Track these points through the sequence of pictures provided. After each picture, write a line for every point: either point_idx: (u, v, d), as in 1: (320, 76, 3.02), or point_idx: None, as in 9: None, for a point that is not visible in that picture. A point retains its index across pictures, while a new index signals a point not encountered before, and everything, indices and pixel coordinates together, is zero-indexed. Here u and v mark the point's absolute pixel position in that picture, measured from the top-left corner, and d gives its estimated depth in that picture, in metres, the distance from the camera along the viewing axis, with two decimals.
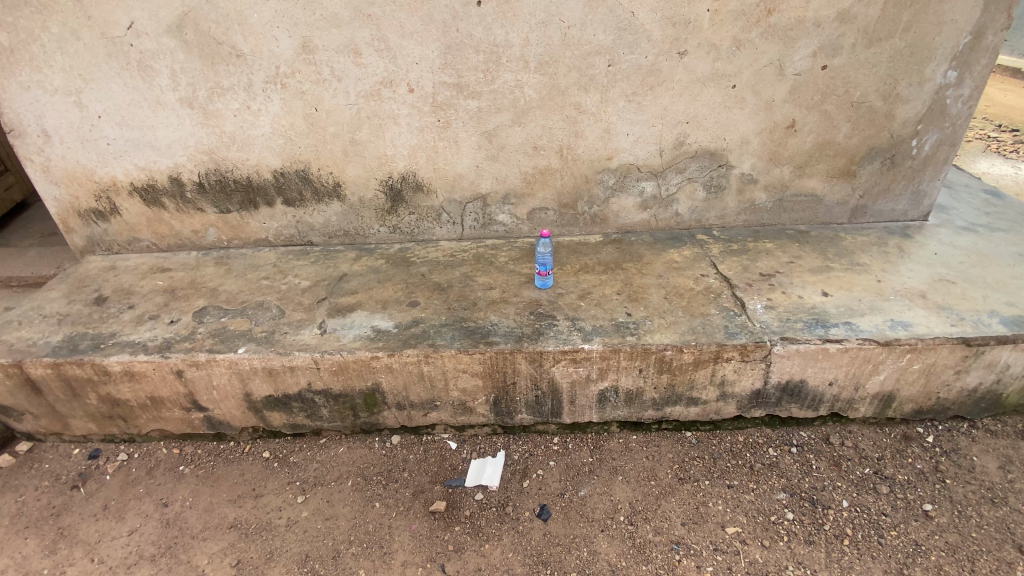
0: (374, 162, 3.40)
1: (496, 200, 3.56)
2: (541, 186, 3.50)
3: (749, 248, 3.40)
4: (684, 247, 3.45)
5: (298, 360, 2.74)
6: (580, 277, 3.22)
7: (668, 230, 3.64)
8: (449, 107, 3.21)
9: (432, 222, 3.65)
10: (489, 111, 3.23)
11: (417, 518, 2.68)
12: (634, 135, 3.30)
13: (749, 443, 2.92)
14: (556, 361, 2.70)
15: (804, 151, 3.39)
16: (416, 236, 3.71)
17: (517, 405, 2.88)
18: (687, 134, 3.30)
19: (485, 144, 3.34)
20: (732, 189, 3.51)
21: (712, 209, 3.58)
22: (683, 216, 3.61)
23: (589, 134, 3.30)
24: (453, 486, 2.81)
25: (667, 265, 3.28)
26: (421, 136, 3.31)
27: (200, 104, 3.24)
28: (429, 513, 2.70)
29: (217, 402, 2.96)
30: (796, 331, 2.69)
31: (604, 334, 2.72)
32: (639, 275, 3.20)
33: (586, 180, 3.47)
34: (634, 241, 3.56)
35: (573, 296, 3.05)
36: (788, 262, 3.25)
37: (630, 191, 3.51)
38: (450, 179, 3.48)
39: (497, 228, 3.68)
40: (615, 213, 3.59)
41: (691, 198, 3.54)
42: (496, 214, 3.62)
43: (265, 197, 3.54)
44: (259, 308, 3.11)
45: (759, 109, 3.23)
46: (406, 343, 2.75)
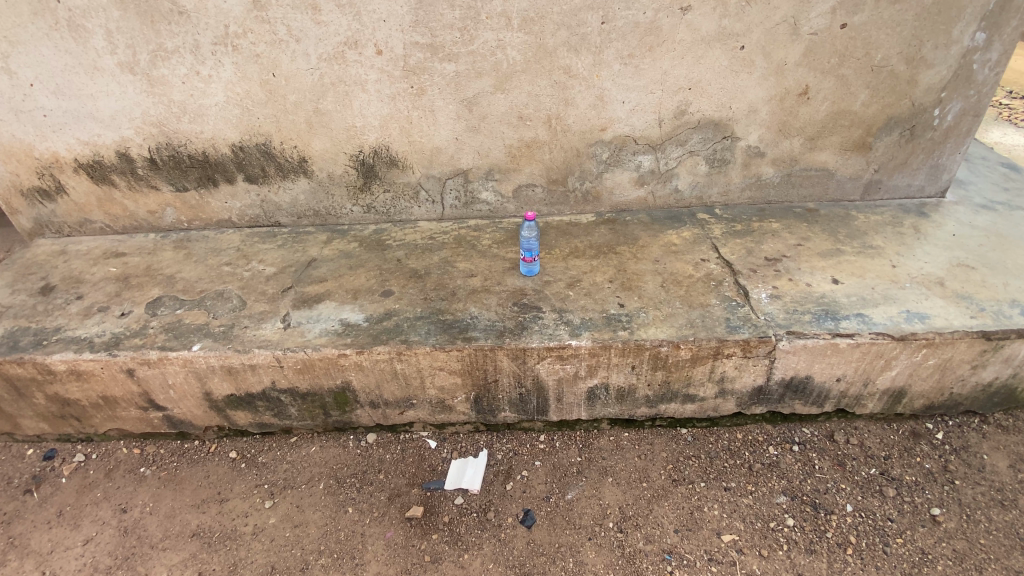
0: (343, 134, 3.07)
1: (479, 176, 3.25)
2: (527, 161, 3.19)
3: (754, 230, 3.13)
4: (683, 228, 3.17)
5: (259, 358, 2.51)
6: (569, 262, 2.96)
7: (665, 209, 3.36)
8: (423, 71, 2.86)
9: (410, 200, 3.35)
10: (468, 76, 2.89)
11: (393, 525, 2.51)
12: (630, 103, 2.97)
13: (748, 442, 2.74)
14: (541, 358, 2.46)
15: (817, 121, 3.08)
16: (393, 216, 3.42)
17: (499, 403, 2.66)
18: (689, 103, 2.98)
19: (465, 114, 3.01)
20: (737, 164, 3.21)
21: (714, 185, 3.29)
22: (683, 193, 3.32)
23: (581, 102, 2.97)
24: (431, 490, 2.62)
25: (663, 249, 3.02)
26: (393, 104, 2.97)
27: (143, 69, 2.88)
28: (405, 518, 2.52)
29: (176, 401, 2.75)
30: (804, 324, 2.46)
31: (594, 328, 2.48)
32: (634, 261, 2.94)
33: (577, 154, 3.16)
34: (629, 222, 3.28)
35: (561, 284, 2.80)
36: (795, 245, 2.99)
37: (625, 166, 3.20)
38: (427, 153, 3.16)
39: (480, 207, 3.38)
40: (609, 189, 3.29)
41: (692, 173, 3.24)
42: (479, 191, 3.32)
43: (224, 173, 3.22)
44: (219, 298, 2.85)
45: (769, 74, 2.90)
46: (376, 338, 2.50)
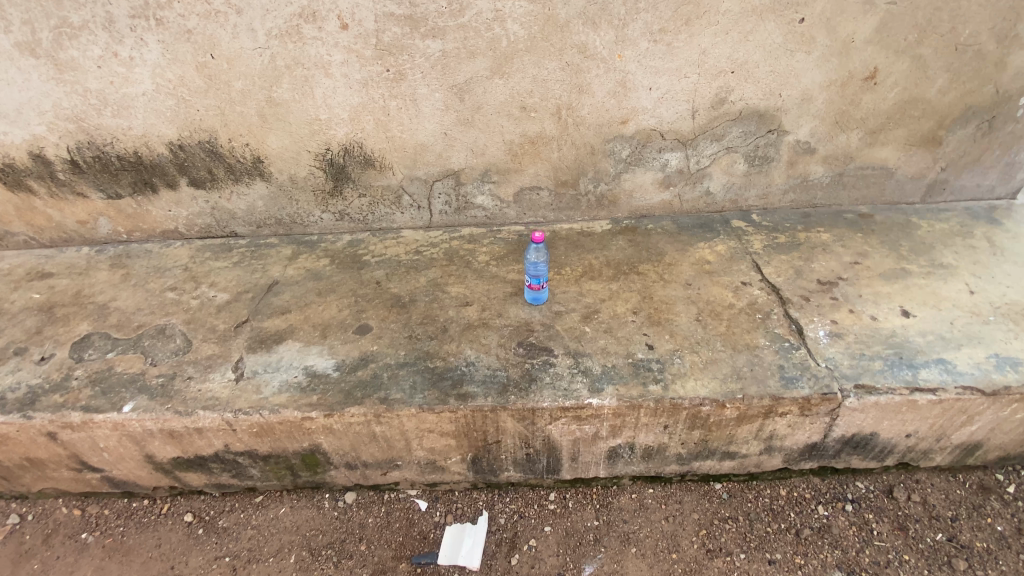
0: (304, 129, 2.50)
1: (472, 177, 2.71)
2: (532, 160, 2.65)
3: (800, 243, 2.65)
4: (716, 240, 2.68)
5: (205, 421, 2.03)
6: (583, 286, 2.47)
7: (693, 215, 2.85)
8: (401, 51, 2.28)
9: (391, 206, 2.81)
10: (458, 57, 2.31)
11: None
12: (658, 91, 2.41)
13: (793, 500, 2.35)
14: (554, 419, 2.01)
15: (882, 112, 2.55)
16: (371, 225, 2.88)
17: (502, 463, 2.22)
18: (730, 89, 2.42)
19: (454, 104, 2.45)
20: (781, 162, 2.69)
21: (752, 186, 2.77)
22: (714, 196, 2.80)
23: (597, 90, 2.41)
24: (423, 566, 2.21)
25: (695, 268, 2.52)
26: (364, 92, 2.40)
27: (46, 51, 2.27)
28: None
29: (113, 462, 2.29)
30: (874, 376, 2.02)
31: (618, 381, 2.02)
32: (661, 284, 2.45)
33: (591, 151, 2.62)
34: (651, 231, 2.77)
35: (575, 317, 2.31)
36: (851, 263, 2.51)
37: (648, 165, 2.67)
38: (410, 151, 2.60)
39: (475, 213, 2.85)
40: (628, 192, 2.77)
41: (727, 173, 2.71)
42: (474, 195, 2.78)
43: (163, 177, 2.65)
44: (159, 337, 2.35)
45: (831, 55, 2.35)
46: (349, 396, 2.03)
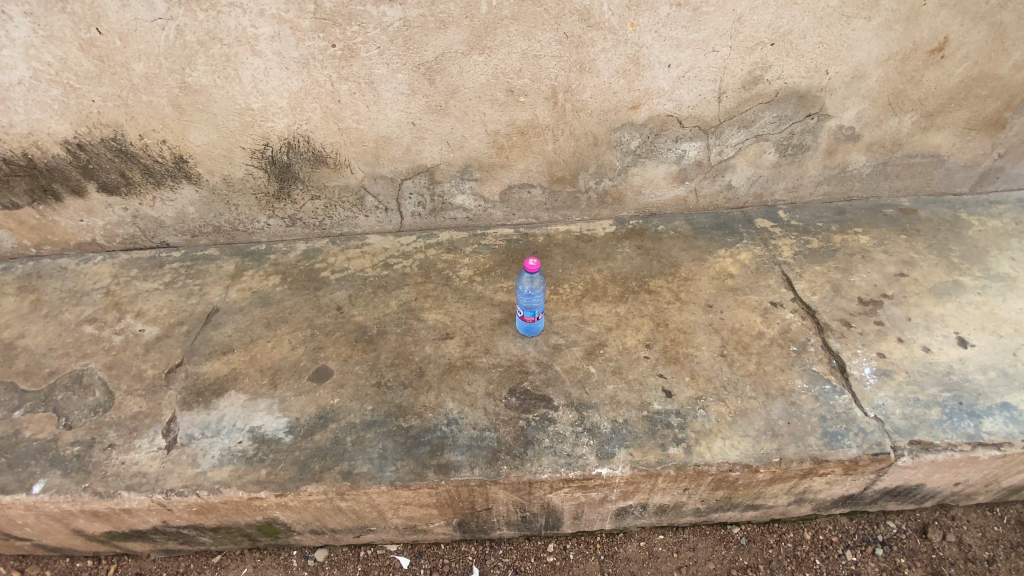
0: (233, 121, 1.99)
1: (449, 174, 2.24)
2: (522, 154, 2.18)
3: (835, 249, 2.27)
4: (738, 246, 2.28)
5: (132, 504, 1.66)
6: (585, 310, 2.07)
7: (710, 212, 2.44)
8: (349, 20, 1.75)
9: (353, 209, 2.34)
10: (424, 27, 1.79)
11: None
12: (679, 68, 1.94)
13: (819, 545, 2.10)
14: (555, 489, 1.68)
15: (943, 91, 2.13)
16: (330, 230, 2.42)
17: (494, 524, 1.91)
18: (767, 65, 1.97)
19: (423, 88, 1.94)
20: (818, 151, 2.28)
21: (781, 178, 2.35)
22: (736, 190, 2.38)
23: (603, 67, 1.92)
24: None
25: (715, 284, 2.15)
26: (305, 74, 1.87)
27: None
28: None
29: (37, 535, 1.92)
30: (931, 429, 1.71)
31: (631, 444, 1.69)
32: (677, 306, 2.07)
33: (593, 142, 2.15)
34: (662, 234, 2.36)
35: (577, 353, 1.93)
36: (896, 276, 2.15)
37: (662, 157, 2.21)
38: (370, 145, 2.11)
39: (454, 214, 2.39)
40: (637, 188, 2.32)
41: (754, 164, 2.28)
42: (452, 194, 2.31)
43: (66, 182, 2.14)
44: (75, 388, 1.93)
45: (897, 21, 1.90)
46: (306, 470, 1.67)
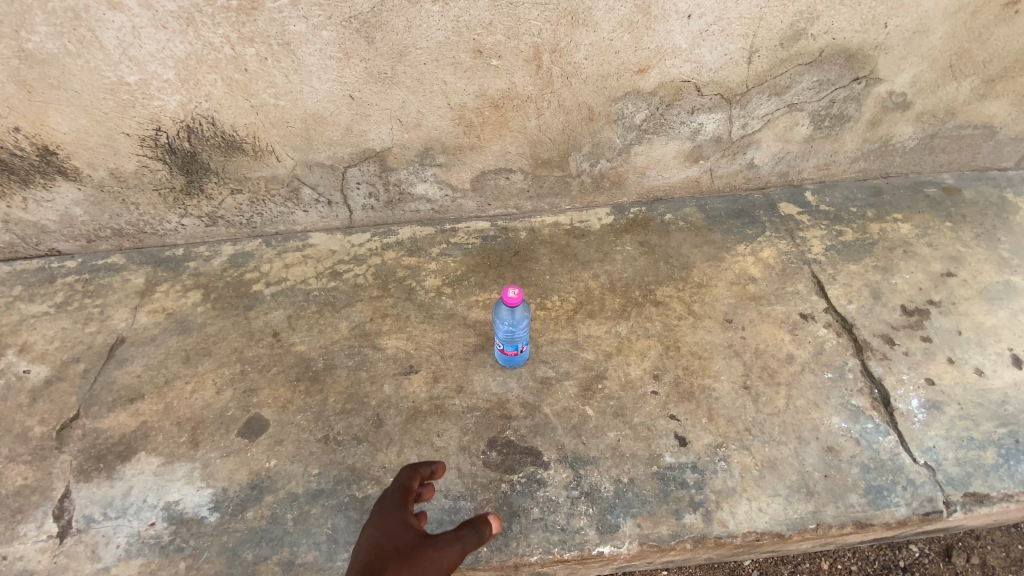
0: (105, 101, 1.52)
1: (405, 159, 1.76)
2: (496, 132, 1.70)
3: (872, 242, 1.89)
4: (759, 241, 1.90)
5: None
6: (580, 330, 1.70)
7: (726, 195, 2.03)
8: None
9: (288, 203, 1.88)
10: None
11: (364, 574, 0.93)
12: (701, 19, 1.48)
13: None
14: (546, 568, 1.38)
15: (1015, 50, 1.71)
16: (262, 228, 1.96)
17: None
18: (814, 15, 1.52)
19: (359, 50, 1.45)
20: (861, 122, 1.84)
21: (813, 154, 1.94)
22: (758, 169, 1.96)
23: (603, 18, 1.45)
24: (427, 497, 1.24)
25: (734, 291, 1.79)
26: (192, 34, 1.40)
27: None
28: (391, 548, 1.01)
29: None
30: (988, 477, 1.40)
31: (638, 511, 1.39)
32: (690, 323, 1.71)
33: (587, 116, 1.69)
34: (669, 225, 1.95)
35: (571, 390, 1.58)
36: (943, 275, 1.79)
37: (673, 132, 1.77)
38: (297, 126, 1.64)
39: (416, 205, 1.94)
40: (641, 169, 1.89)
41: (783, 139, 1.86)
42: (411, 183, 1.84)
43: None
44: None
45: None
46: (236, 561, 1.35)
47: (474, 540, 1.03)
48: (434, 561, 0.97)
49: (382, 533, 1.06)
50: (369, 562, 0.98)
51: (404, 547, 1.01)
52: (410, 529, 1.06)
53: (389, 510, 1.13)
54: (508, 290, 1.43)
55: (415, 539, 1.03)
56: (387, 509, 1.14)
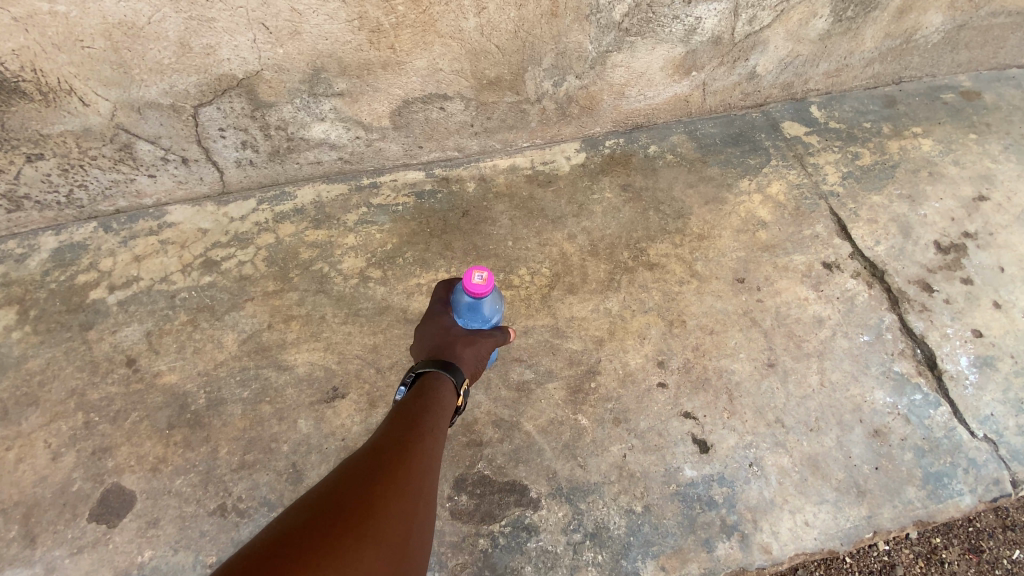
0: None
1: (289, 89, 1.20)
2: (417, 40, 1.15)
3: (893, 165, 1.57)
4: (764, 174, 1.53)
5: None
6: (558, 313, 1.30)
7: (718, 116, 1.61)
8: None
9: (122, 167, 1.28)
10: None
11: (435, 353, 1.00)
12: None
13: None
14: None
15: None
16: (93, 207, 1.36)
17: None
18: None
19: None
20: (887, 11, 1.46)
21: (825, 57, 1.54)
22: (760, 79, 1.55)
23: None
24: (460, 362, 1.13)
25: (742, 240, 1.42)
26: None
27: None
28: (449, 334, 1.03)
29: None
30: None
31: (660, 549, 1.06)
32: (694, 288, 1.35)
33: (548, 10, 1.17)
34: (655, 160, 1.54)
35: (556, 397, 1.20)
36: (975, 200, 1.52)
37: (664, 33, 1.31)
38: (99, 45, 1.03)
39: (316, 156, 1.39)
40: (619, 88, 1.43)
41: (795, 38, 1.44)
42: (303, 124, 1.29)
43: None
44: None
45: None
46: None
47: (504, 338, 1.08)
48: (487, 342, 1.05)
49: (435, 327, 1.05)
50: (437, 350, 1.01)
51: (461, 334, 1.04)
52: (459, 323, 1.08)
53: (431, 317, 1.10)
54: (473, 274, 0.99)
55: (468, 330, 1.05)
56: (432, 313, 1.09)
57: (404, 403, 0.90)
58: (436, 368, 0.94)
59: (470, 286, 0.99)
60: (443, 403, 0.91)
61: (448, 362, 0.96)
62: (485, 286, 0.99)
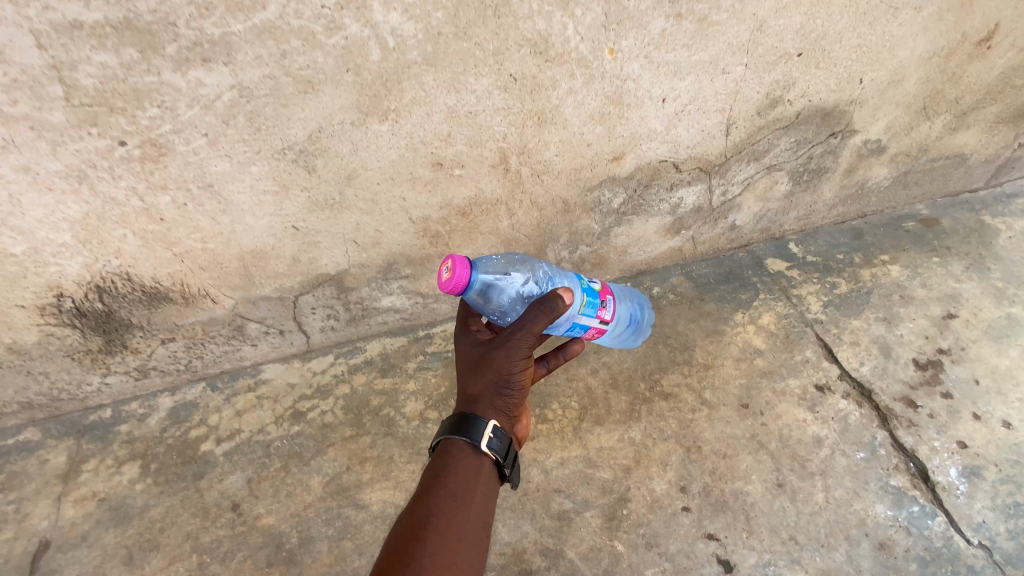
0: None
1: (366, 277, 1.55)
2: (464, 238, 1.50)
3: (867, 291, 1.83)
4: (755, 307, 1.80)
5: None
6: (590, 444, 1.52)
7: (710, 258, 1.92)
8: (139, 99, 0.99)
9: (232, 341, 1.62)
10: (278, 97, 1.04)
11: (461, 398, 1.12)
12: (677, 101, 1.31)
13: None
14: None
15: (982, 86, 1.71)
16: (205, 371, 1.69)
17: None
18: (791, 83, 1.39)
19: (299, 181, 1.21)
20: (837, 173, 1.79)
21: (793, 208, 1.87)
22: (740, 229, 1.87)
23: (572, 114, 1.26)
24: (568, 347, 1.29)
25: (743, 369, 1.66)
26: (88, 192, 1.12)
27: None
28: (470, 367, 1.13)
29: None
30: None
31: None
32: (706, 415, 1.56)
33: (562, 208, 1.52)
34: (660, 300, 1.83)
35: (594, 523, 1.39)
36: (945, 318, 1.74)
37: (654, 211, 1.65)
38: (234, 266, 1.39)
39: (382, 318, 1.71)
40: (623, 248, 1.76)
41: (763, 199, 1.78)
42: (374, 298, 1.63)
43: None
44: None
45: (948, 8, 1.41)
46: None
47: (537, 313, 1.06)
48: (503, 360, 1.09)
49: (462, 360, 1.16)
50: (464, 395, 1.11)
51: (479, 360, 1.11)
52: (483, 343, 1.15)
53: (460, 343, 1.20)
54: (440, 273, 1.08)
55: (483, 352, 1.12)
56: (467, 335, 1.19)
57: (439, 470, 1.03)
58: (454, 433, 1.06)
59: (444, 287, 1.08)
60: (467, 477, 1.03)
61: (466, 418, 1.07)
62: (451, 277, 1.06)
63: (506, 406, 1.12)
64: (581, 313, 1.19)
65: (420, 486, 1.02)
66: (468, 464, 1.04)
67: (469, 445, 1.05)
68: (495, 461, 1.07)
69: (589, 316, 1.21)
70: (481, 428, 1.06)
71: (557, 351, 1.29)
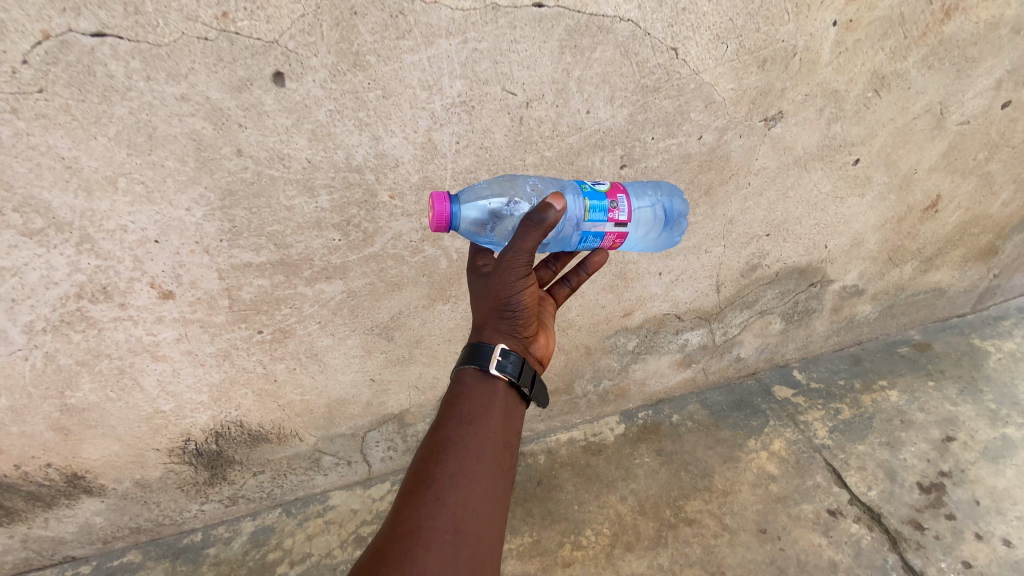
0: (140, 428, 1.58)
1: (423, 414, 1.85)
2: None
3: (870, 415, 2.00)
4: (766, 432, 1.99)
5: None
6: (621, 569, 1.68)
7: (722, 386, 2.16)
8: (277, 304, 1.39)
9: (308, 471, 1.90)
10: (373, 295, 1.44)
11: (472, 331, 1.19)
12: (671, 274, 1.67)
13: None
14: None
15: (939, 238, 2.01)
16: (282, 497, 1.95)
17: None
18: (765, 253, 1.74)
19: (379, 347, 1.58)
20: (825, 311, 2.07)
21: (791, 341, 2.13)
22: (745, 360, 2.13)
23: (588, 288, 1.61)
24: (589, 263, 1.34)
25: (759, 494, 1.82)
26: (227, 365, 1.50)
27: None
28: (478, 297, 1.18)
29: None
30: None
31: None
32: (727, 541, 1.71)
33: (585, 352, 1.84)
34: (679, 426, 2.04)
35: None
36: (945, 441, 1.89)
37: (664, 349, 1.94)
38: (320, 411, 1.72)
39: None
40: (641, 380, 2.03)
41: (761, 336, 2.05)
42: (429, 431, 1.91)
43: None
44: None
45: (889, 190, 1.75)
46: None
47: (526, 227, 1.06)
48: (502, 285, 1.12)
49: (473, 293, 1.20)
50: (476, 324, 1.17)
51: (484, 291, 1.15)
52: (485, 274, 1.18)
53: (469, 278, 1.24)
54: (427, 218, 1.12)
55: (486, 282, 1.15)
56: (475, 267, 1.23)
57: (456, 395, 1.11)
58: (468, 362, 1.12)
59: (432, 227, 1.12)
60: (482, 398, 1.10)
61: (476, 347, 1.13)
62: (433, 217, 1.09)
63: (514, 322, 1.15)
64: (587, 221, 1.16)
65: (437, 415, 1.09)
66: (483, 387, 1.11)
67: (480, 371, 1.12)
68: (509, 382, 1.12)
69: (601, 221, 1.17)
70: (489, 352, 1.12)
71: (576, 269, 1.36)
